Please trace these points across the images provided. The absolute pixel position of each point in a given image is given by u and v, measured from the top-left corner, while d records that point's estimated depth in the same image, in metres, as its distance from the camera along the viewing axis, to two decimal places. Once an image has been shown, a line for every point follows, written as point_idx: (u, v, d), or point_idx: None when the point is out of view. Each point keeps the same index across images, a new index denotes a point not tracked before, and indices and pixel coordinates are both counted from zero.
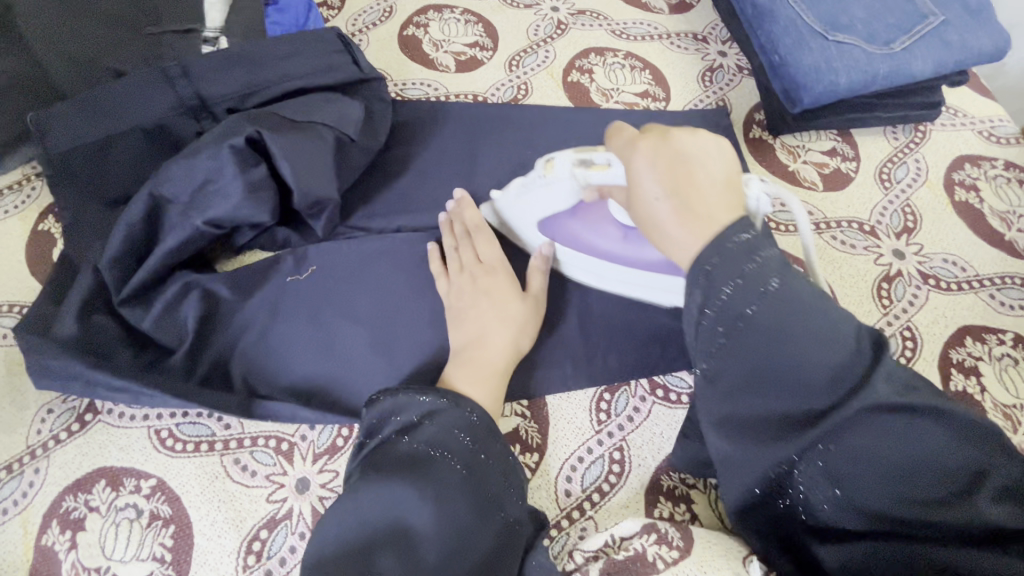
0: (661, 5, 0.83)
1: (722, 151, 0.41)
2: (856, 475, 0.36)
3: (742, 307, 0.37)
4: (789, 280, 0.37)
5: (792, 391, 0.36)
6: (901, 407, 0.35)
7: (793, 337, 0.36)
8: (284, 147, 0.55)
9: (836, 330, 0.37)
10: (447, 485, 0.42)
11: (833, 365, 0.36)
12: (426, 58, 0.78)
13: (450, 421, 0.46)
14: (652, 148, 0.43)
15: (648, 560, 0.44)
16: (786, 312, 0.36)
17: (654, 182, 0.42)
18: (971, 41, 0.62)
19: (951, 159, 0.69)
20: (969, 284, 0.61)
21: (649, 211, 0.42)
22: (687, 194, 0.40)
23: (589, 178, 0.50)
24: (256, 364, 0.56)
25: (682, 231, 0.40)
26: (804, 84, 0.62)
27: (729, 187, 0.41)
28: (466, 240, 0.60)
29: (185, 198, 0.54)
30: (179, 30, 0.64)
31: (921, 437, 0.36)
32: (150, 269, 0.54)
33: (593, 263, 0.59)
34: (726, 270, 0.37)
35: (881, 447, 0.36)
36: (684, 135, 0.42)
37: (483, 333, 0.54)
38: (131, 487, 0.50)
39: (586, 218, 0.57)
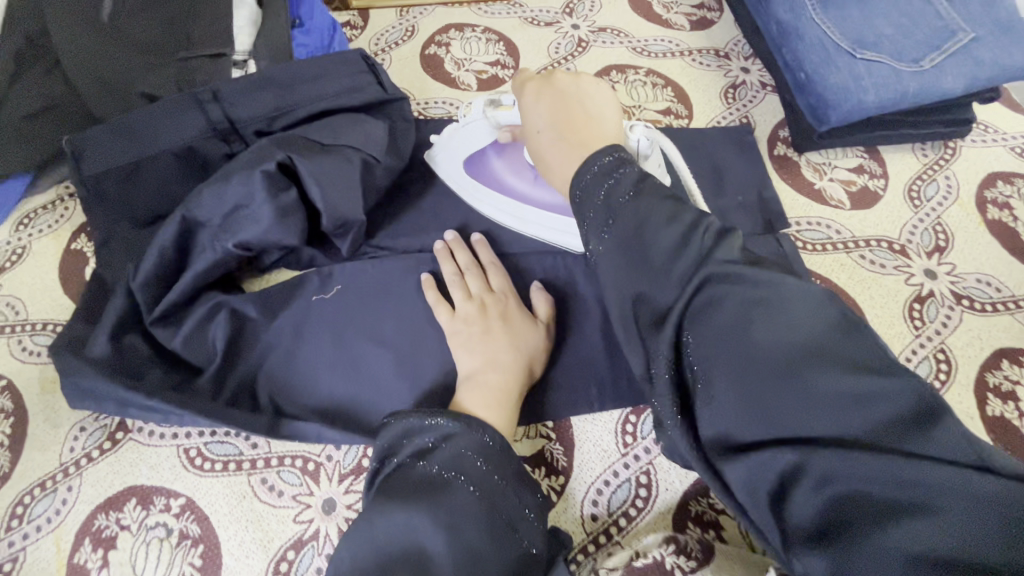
0: (682, 22, 0.83)
1: (596, 90, 0.49)
2: (731, 364, 0.32)
3: (610, 205, 0.40)
4: (642, 194, 0.39)
5: (653, 280, 0.36)
6: (755, 279, 0.33)
7: (646, 237, 0.37)
8: (314, 172, 0.56)
9: (682, 223, 0.37)
10: (462, 511, 0.42)
11: (683, 253, 0.35)
12: (448, 77, 0.79)
13: (465, 444, 0.46)
14: (536, 89, 0.51)
15: (666, 568, 0.44)
16: (642, 221, 0.38)
17: (543, 119, 0.49)
18: (1004, 58, 0.61)
19: (982, 176, 0.67)
20: (1004, 306, 0.59)
21: (541, 143, 0.50)
22: (566, 127, 0.47)
23: (498, 117, 0.59)
24: (284, 382, 0.57)
25: (561, 156, 0.47)
26: (830, 103, 0.62)
27: (602, 120, 0.48)
28: (472, 268, 0.60)
29: (216, 221, 0.55)
30: (209, 55, 0.66)
31: (788, 312, 0.32)
32: (181, 290, 0.55)
33: (507, 202, 0.64)
34: (590, 191, 0.41)
35: (746, 324, 0.32)
36: (564, 79, 0.51)
37: (495, 359, 0.54)
38: (160, 506, 0.51)
39: (507, 159, 0.64)
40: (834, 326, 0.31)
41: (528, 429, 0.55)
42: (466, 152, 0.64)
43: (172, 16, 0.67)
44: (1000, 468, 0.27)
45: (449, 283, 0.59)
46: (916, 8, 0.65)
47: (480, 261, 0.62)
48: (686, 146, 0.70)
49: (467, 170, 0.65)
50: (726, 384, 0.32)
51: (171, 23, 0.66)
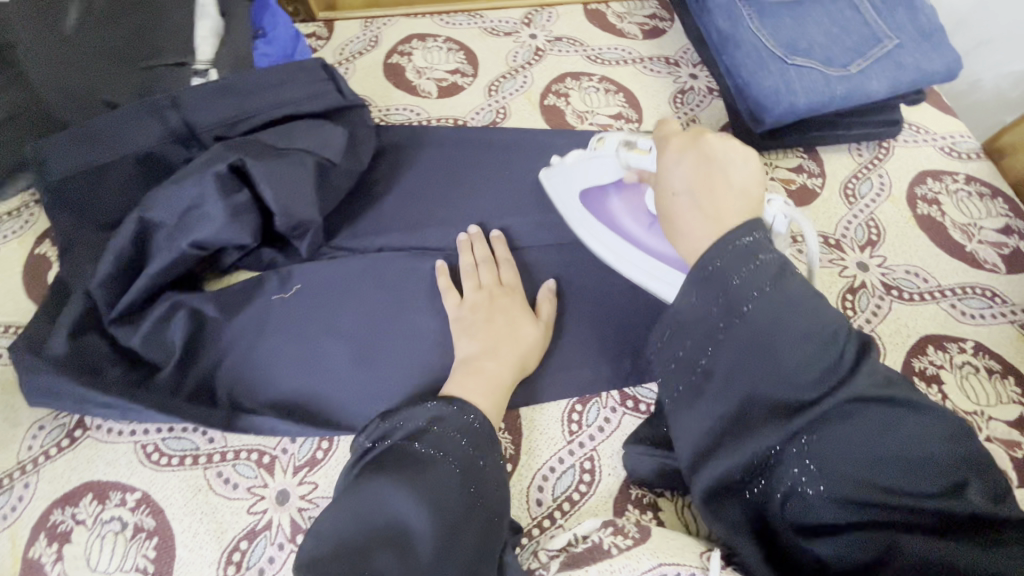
0: (634, 31, 0.87)
1: (745, 163, 0.44)
2: (841, 462, 0.35)
3: (751, 291, 0.38)
4: (785, 286, 0.38)
5: (787, 380, 0.37)
6: (894, 404, 0.36)
7: (792, 336, 0.37)
8: (267, 175, 0.57)
9: (825, 326, 0.37)
10: (439, 481, 0.44)
11: (821, 361, 0.37)
12: (410, 84, 0.82)
13: (453, 426, 0.48)
14: (682, 148, 0.47)
15: (603, 548, 0.46)
16: (782, 310, 0.38)
17: (682, 180, 0.45)
18: (924, 63, 0.65)
19: (913, 174, 0.71)
20: (930, 295, 0.63)
21: (671, 208, 0.46)
22: (705, 198, 0.44)
23: (628, 160, 0.58)
24: (242, 378, 0.58)
25: (692, 226, 0.44)
26: (765, 106, 0.65)
27: (744, 198, 0.43)
28: (488, 262, 0.63)
29: (171, 222, 0.56)
30: (172, 63, 0.68)
31: (913, 431, 0.35)
32: (138, 290, 0.56)
33: (611, 239, 0.62)
34: (730, 272, 0.39)
35: (873, 438, 0.35)
36: (715, 141, 0.46)
37: (498, 346, 0.57)
38: (117, 501, 0.52)
39: (624, 196, 0.62)
40: (943, 448, 0.35)
41: None
42: (586, 184, 0.63)
43: (137, 27, 0.69)
44: None
45: (466, 273, 0.62)
46: (846, 17, 0.69)
47: (496, 256, 0.65)
48: None
49: (581, 201, 0.64)
50: (830, 476, 0.36)
51: (136, 34, 0.68)
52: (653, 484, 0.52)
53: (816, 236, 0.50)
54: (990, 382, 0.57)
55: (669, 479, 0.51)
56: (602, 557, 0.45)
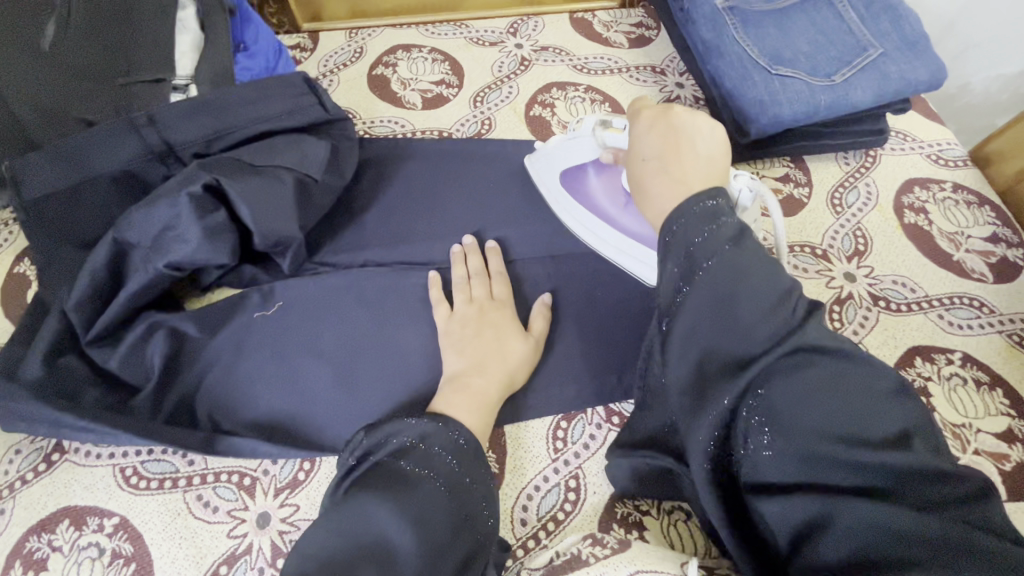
0: (621, 40, 0.87)
1: (713, 131, 0.44)
2: (790, 422, 0.33)
3: (718, 248, 0.36)
4: (743, 242, 0.37)
5: (744, 336, 0.34)
6: (847, 364, 0.33)
7: (749, 289, 0.35)
8: (244, 194, 0.56)
9: (784, 284, 0.36)
10: (429, 501, 0.42)
11: (777, 315, 0.34)
12: (394, 96, 0.81)
13: (440, 444, 0.47)
14: (652, 119, 0.46)
15: (581, 557, 0.46)
16: (740, 265, 0.36)
17: (649, 148, 0.45)
18: (909, 72, 0.65)
19: (900, 183, 0.71)
20: (918, 305, 0.62)
21: (640, 175, 0.45)
22: (672, 162, 0.43)
23: (604, 138, 0.58)
24: (223, 399, 0.57)
25: (658, 189, 0.43)
26: (750, 116, 0.65)
27: (708, 165, 0.42)
28: (480, 275, 0.63)
29: (148, 243, 0.55)
30: (148, 79, 0.66)
31: (862, 385, 0.33)
32: (115, 311, 0.55)
33: (591, 216, 0.65)
34: (694, 232, 0.37)
35: (824, 391, 0.32)
36: (683, 111, 0.45)
37: (484, 362, 0.56)
38: (94, 526, 0.51)
39: (602, 175, 0.64)
40: (897, 411, 0.32)
41: None
42: (565, 164, 0.65)
43: (113, 41, 0.67)
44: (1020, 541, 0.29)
45: (456, 286, 0.62)
46: (830, 25, 0.69)
47: (489, 268, 0.64)
48: None
49: (561, 179, 0.67)
50: (780, 436, 0.33)
51: (113, 49, 0.67)
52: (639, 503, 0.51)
53: (781, 211, 0.50)
54: (978, 393, 0.57)
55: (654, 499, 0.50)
56: (580, 566, 0.45)
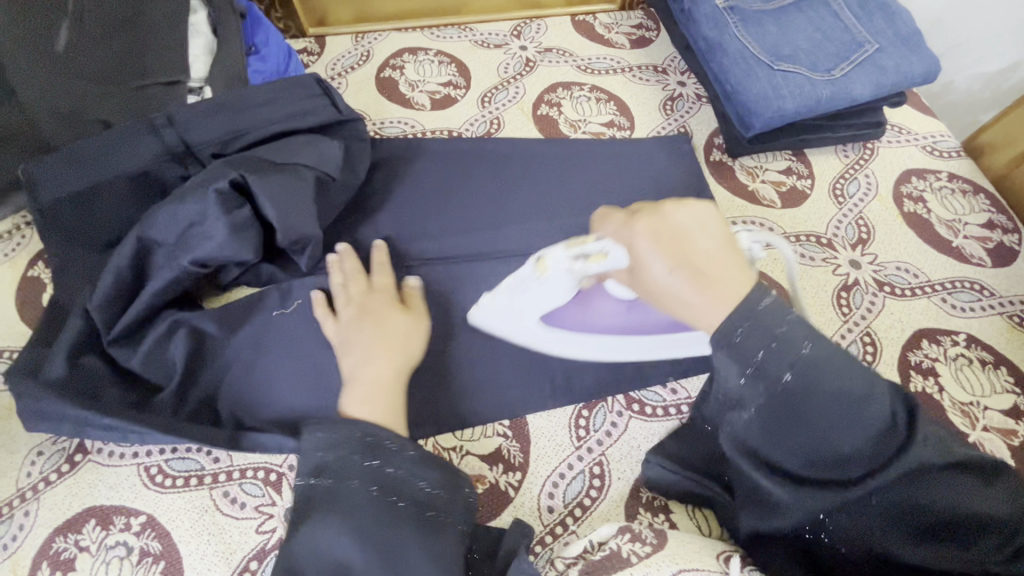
0: (622, 41, 0.89)
1: (714, 220, 0.45)
2: (886, 521, 0.39)
3: (796, 345, 0.39)
4: (821, 341, 0.39)
5: (846, 453, 0.39)
6: (945, 470, 0.38)
7: (833, 397, 0.38)
8: (267, 190, 0.57)
9: (873, 390, 0.39)
10: (353, 504, 0.44)
11: (870, 427, 0.38)
12: (403, 98, 0.83)
13: (347, 446, 0.46)
14: (650, 229, 0.45)
15: (623, 556, 0.45)
16: (817, 368, 0.38)
17: (658, 261, 0.44)
18: (904, 66, 0.67)
19: (898, 173, 0.73)
20: (921, 290, 0.64)
21: (665, 291, 0.44)
22: (695, 271, 0.42)
23: (588, 269, 0.50)
24: (246, 396, 0.58)
25: (701, 301, 0.41)
26: (753, 111, 0.67)
27: (730, 255, 0.44)
28: (354, 275, 0.62)
29: (172, 240, 0.56)
30: (163, 82, 0.67)
31: (964, 492, 0.38)
32: (139, 308, 0.55)
33: (598, 340, 0.59)
34: (757, 335, 0.39)
35: (929, 500, 0.38)
36: (675, 210, 0.46)
37: (368, 357, 0.55)
38: (121, 525, 0.51)
39: (583, 303, 0.58)
40: (994, 504, 0.38)
41: (483, 429, 0.57)
42: (540, 309, 0.55)
43: (127, 45, 0.68)
44: None
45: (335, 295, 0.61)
46: (827, 23, 0.72)
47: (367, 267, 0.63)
48: (629, 159, 0.75)
49: (542, 324, 0.58)
50: (874, 530, 0.40)
51: (125, 54, 0.67)
52: (663, 486, 0.52)
53: (787, 243, 0.51)
54: (983, 373, 0.59)
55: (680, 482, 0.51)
56: (621, 566, 0.44)
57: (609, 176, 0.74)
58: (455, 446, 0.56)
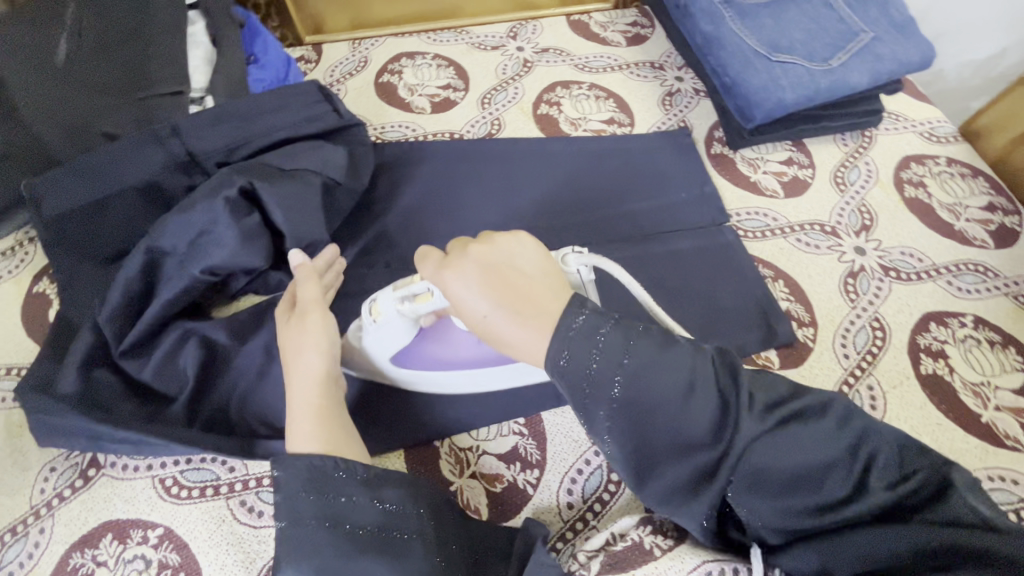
0: (619, 39, 0.90)
1: (527, 248, 0.42)
2: (756, 496, 0.38)
3: (618, 357, 0.38)
4: (639, 344, 0.38)
5: (688, 444, 0.38)
6: (778, 429, 0.37)
7: (665, 399, 0.37)
8: (276, 196, 0.57)
9: (691, 378, 0.38)
10: (312, 543, 0.41)
11: (698, 414, 0.37)
12: (403, 102, 0.83)
13: (288, 482, 0.43)
14: (462, 267, 0.41)
15: (645, 549, 0.45)
16: (644, 373, 0.38)
17: (478, 302, 0.40)
18: (901, 53, 0.68)
19: (898, 160, 0.74)
20: (927, 274, 0.65)
21: (488, 329, 0.41)
22: (510, 303, 0.39)
23: (416, 310, 0.50)
24: (261, 404, 0.58)
25: (525, 332, 0.39)
26: (754, 102, 0.67)
27: (547, 279, 0.41)
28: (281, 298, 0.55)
29: (181, 249, 0.55)
30: (166, 92, 0.66)
31: (807, 442, 0.37)
32: (150, 319, 0.55)
33: (461, 376, 0.56)
34: (580, 352, 0.38)
35: (783, 461, 0.37)
36: (481, 245, 0.42)
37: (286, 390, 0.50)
38: (138, 538, 0.51)
39: (436, 341, 0.55)
40: (832, 443, 0.37)
41: (498, 428, 0.57)
42: (390, 351, 0.54)
43: (126, 57, 0.68)
44: (994, 525, 0.34)
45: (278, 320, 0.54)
46: (821, 14, 0.72)
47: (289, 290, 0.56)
48: (630, 155, 0.76)
49: (400, 367, 0.56)
50: (760, 503, 0.38)
51: (125, 67, 0.67)
52: None
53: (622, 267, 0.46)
54: (992, 353, 0.59)
55: None
56: (644, 561, 0.44)
57: (611, 172, 0.74)
58: (472, 446, 0.56)
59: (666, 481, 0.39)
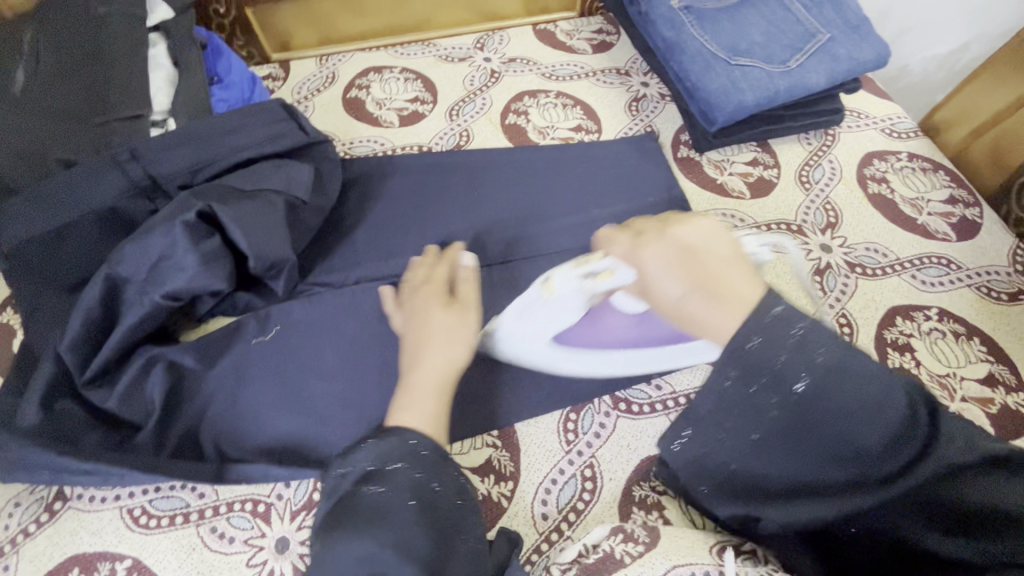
0: (584, 47, 0.90)
1: (721, 237, 0.45)
2: (907, 520, 0.36)
3: (811, 353, 0.36)
4: (835, 347, 0.37)
5: (854, 454, 0.36)
6: (968, 471, 0.35)
7: (849, 407, 0.36)
8: (236, 218, 0.56)
9: (890, 393, 0.36)
10: (397, 518, 0.42)
11: (890, 429, 0.35)
12: (371, 116, 0.83)
13: (401, 456, 0.46)
14: (657, 247, 0.45)
15: (616, 558, 0.45)
16: (837, 375, 0.36)
17: (672, 284, 0.44)
18: (856, 53, 0.69)
19: (860, 157, 0.75)
20: (891, 269, 0.66)
21: (680, 312, 0.43)
22: (706, 285, 0.42)
23: (595, 288, 0.52)
24: (230, 427, 0.57)
25: (715, 316, 0.40)
26: (715, 105, 0.68)
27: (741, 269, 0.42)
28: (420, 279, 0.61)
29: (141, 275, 0.54)
30: (126, 116, 0.65)
31: (987, 487, 0.35)
32: (113, 347, 0.54)
33: (618, 356, 0.58)
34: (770, 342, 0.37)
35: (951, 496, 0.35)
36: (680, 229, 0.45)
37: (414, 360, 0.54)
38: (106, 571, 0.50)
39: (591, 326, 0.57)
40: None
41: (472, 441, 0.57)
42: (554, 332, 0.56)
43: (86, 82, 0.67)
44: None
45: (399, 298, 0.61)
46: (779, 17, 0.74)
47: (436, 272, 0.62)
48: (600, 163, 0.77)
49: (558, 350, 0.58)
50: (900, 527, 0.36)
51: (85, 92, 0.66)
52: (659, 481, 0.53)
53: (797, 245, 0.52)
54: (957, 344, 0.60)
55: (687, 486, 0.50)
56: (615, 567, 0.44)
57: (580, 180, 0.75)
58: None
59: (806, 477, 0.38)
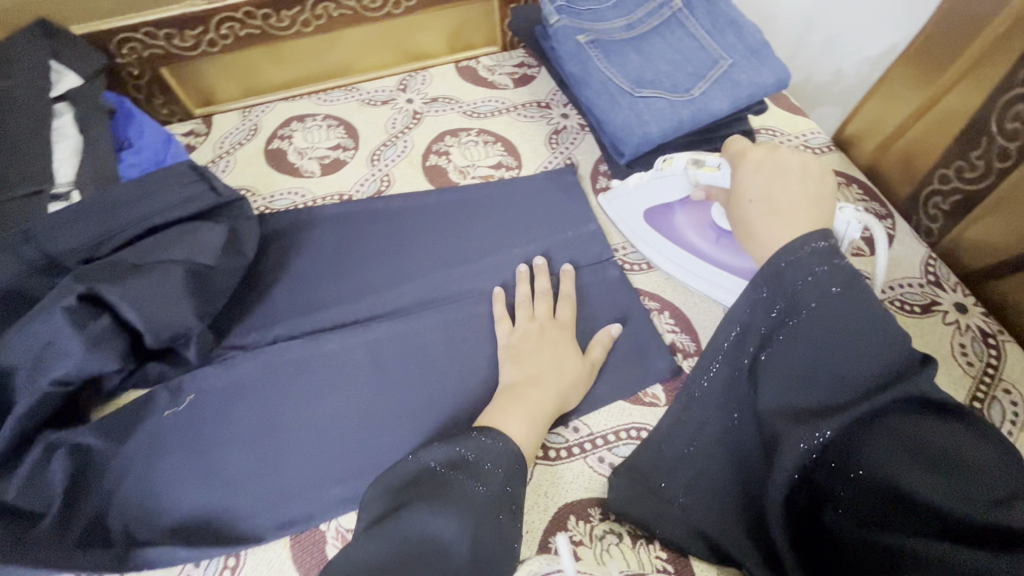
0: (506, 81, 0.91)
1: (819, 178, 0.50)
2: (882, 452, 0.37)
3: (825, 286, 0.41)
4: (856, 285, 0.41)
5: (847, 378, 0.40)
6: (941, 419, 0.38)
7: (856, 326, 0.40)
8: (127, 295, 0.55)
9: (895, 332, 0.40)
10: (470, 501, 0.45)
11: (885, 355, 0.39)
12: (292, 167, 0.82)
13: (497, 458, 0.50)
14: (758, 160, 0.52)
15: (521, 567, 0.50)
16: (849, 306, 0.40)
17: (754, 187, 0.51)
18: (757, 77, 0.70)
19: None
20: None
21: (744, 211, 0.51)
22: (783, 199, 0.48)
23: (697, 177, 0.62)
24: (141, 507, 0.55)
25: (767, 227, 0.48)
26: (622, 138, 0.69)
27: (819, 206, 0.48)
28: (544, 296, 0.67)
29: (29, 361, 0.53)
30: (24, 193, 0.65)
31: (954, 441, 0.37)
32: (6, 438, 0.52)
33: (680, 254, 0.70)
34: (802, 266, 0.42)
35: (923, 436, 0.37)
36: (788, 155, 0.51)
37: (539, 376, 0.59)
38: None
39: (686, 214, 0.70)
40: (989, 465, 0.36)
41: None
42: (649, 204, 0.70)
43: None
44: None
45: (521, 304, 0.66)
46: (684, 43, 0.74)
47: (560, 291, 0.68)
48: (522, 200, 0.77)
49: (647, 219, 0.71)
50: (874, 461, 0.38)
51: None
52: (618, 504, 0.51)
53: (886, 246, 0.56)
54: None
55: (646, 503, 0.50)
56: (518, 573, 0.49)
57: (500, 218, 0.75)
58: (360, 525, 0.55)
59: (792, 406, 0.41)
